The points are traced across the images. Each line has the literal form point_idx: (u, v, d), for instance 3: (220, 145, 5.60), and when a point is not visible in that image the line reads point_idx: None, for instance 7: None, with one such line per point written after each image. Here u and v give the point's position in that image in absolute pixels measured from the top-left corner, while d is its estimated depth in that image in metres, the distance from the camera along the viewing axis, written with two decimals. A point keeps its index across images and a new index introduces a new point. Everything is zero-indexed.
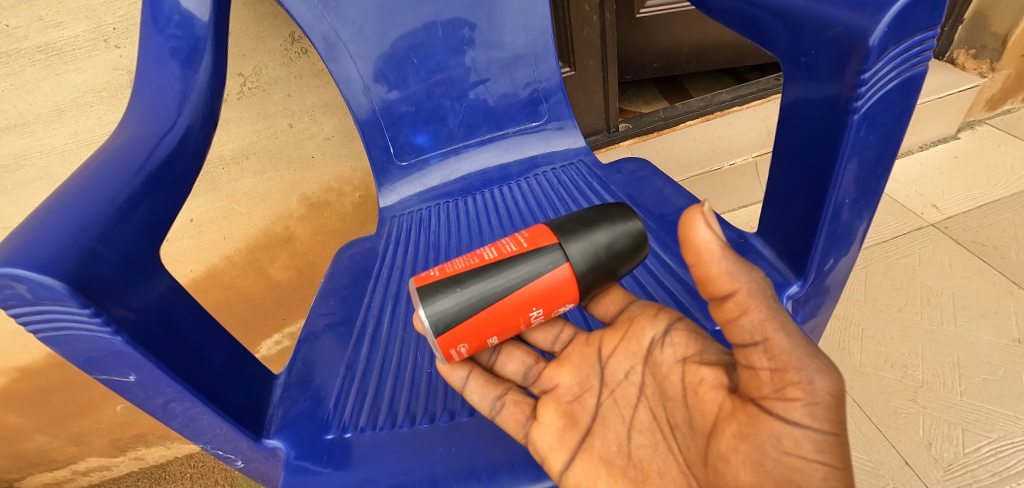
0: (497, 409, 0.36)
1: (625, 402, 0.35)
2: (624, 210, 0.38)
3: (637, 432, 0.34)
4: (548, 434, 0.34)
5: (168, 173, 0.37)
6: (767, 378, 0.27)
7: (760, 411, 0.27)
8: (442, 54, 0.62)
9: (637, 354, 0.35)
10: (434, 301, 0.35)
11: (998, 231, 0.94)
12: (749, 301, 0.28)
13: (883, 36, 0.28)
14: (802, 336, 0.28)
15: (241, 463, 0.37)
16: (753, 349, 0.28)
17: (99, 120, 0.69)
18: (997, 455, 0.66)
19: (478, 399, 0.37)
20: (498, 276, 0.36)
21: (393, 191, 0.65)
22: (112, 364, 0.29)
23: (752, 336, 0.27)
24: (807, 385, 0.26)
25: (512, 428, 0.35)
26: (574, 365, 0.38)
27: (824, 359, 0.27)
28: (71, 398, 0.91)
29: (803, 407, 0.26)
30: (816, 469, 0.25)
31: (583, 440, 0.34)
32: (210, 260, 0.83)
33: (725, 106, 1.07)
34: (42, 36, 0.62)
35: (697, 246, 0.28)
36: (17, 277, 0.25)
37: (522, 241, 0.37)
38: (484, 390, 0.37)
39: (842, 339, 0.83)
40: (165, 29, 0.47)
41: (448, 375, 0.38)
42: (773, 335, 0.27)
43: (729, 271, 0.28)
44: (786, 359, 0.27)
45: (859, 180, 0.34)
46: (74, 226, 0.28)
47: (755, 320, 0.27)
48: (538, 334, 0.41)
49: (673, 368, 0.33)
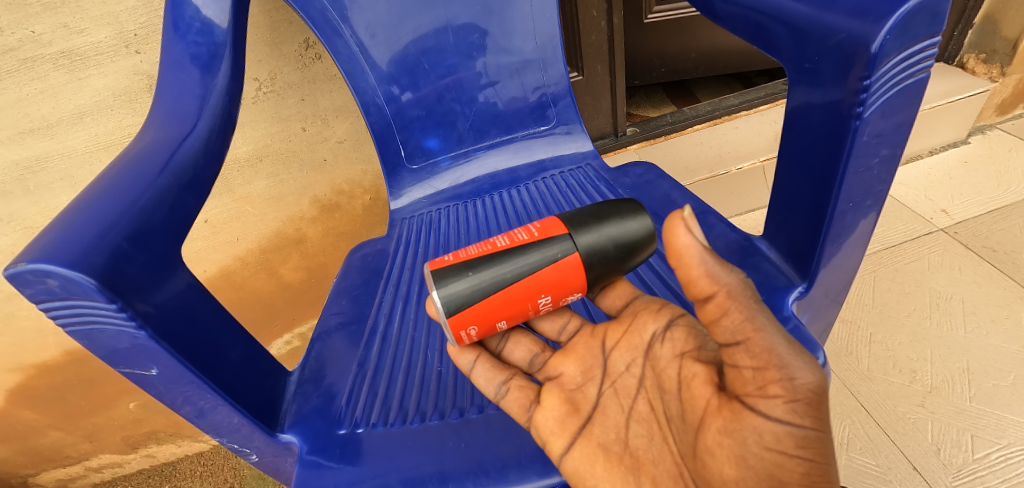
0: (501, 394, 0.37)
1: (625, 393, 0.36)
2: (633, 205, 0.38)
3: (635, 422, 0.34)
4: (549, 419, 0.35)
5: (190, 175, 0.38)
6: (750, 376, 0.27)
7: (743, 408, 0.27)
8: (453, 59, 0.63)
9: (638, 347, 0.36)
10: (447, 282, 0.36)
11: (1009, 236, 0.93)
12: (729, 302, 0.28)
13: (884, 43, 0.28)
14: (784, 334, 0.28)
15: (255, 457, 0.38)
16: (735, 348, 0.28)
17: (119, 124, 0.70)
18: (1006, 462, 0.66)
19: (484, 383, 0.38)
20: (509, 262, 0.37)
21: (403, 193, 0.66)
22: (135, 358, 0.30)
23: (733, 336, 0.28)
24: (788, 382, 0.27)
25: (516, 412, 0.37)
26: (578, 355, 0.39)
27: (806, 357, 0.27)
28: (86, 396, 0.93)
29: (784, 404, 0.27)
30: (797, 464, 0.26)
31: (583, 426, 0.35)
32: (223, 260, 0.85)
33: (733, 109, 1.05)
34: (65, 42, 0.64)
35: (678, 250, 0.29)
36: (49, 272, 0.26)
37: (534, 230, 0.38)
38: (490, 374, 0.38)
39: (849, 344, 0.83)
40: (186, 35, 0.49)
41: (457, 358, 0.39)
42: (754, 335, 0.28)
43: (709, 273, 0.29)
44: (767, 358, 0.27)
45: (862, 183, 0.35)
46: (101, 225, 0.29)
47: (736, 321, 0.28)
48: (546, 323, 0.42)
49: (670, 363, 0.33)
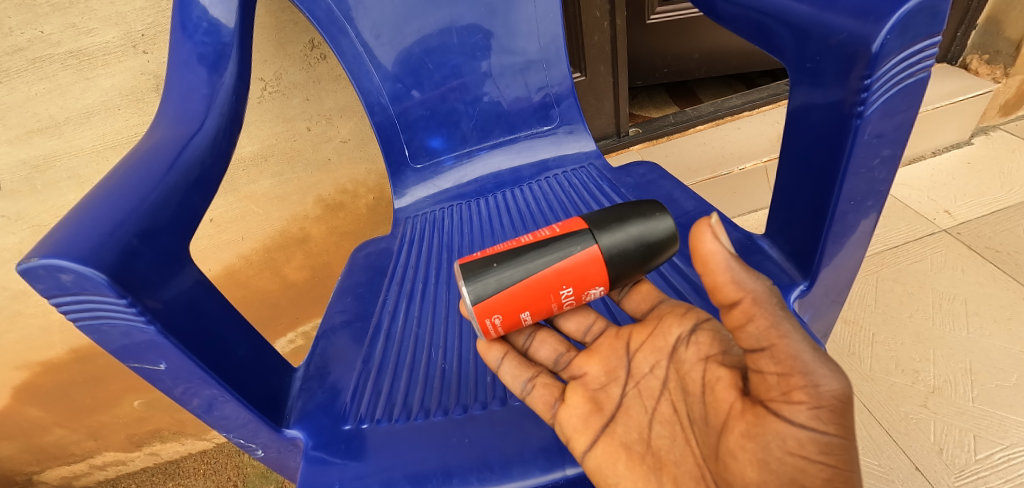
0: (527, 390, 0.37)
1: (648, 394, 0.36)
2: (652, 201, 0.39)
3: (658, 423, 0.34)
4: (574, 416, 0.35)
5: (197, 173, 0.39)
6: (773, 382, 0.28)
7: (767, 412, 0.28)
8: (458, 59, 0.63)
9: (662, 350, 0.36)
10: (471, 272, 0.37)
11: (1013, 237, 0.93)
12: (755, 309, 0.29)
13: (884, 43, 0.29)
14: (810, 340, 0.28)
15: (260, 452, 0.38)
16: (760, 354, 0.29)
17: (126, 123, 0.71)
18: (1009, 462, 0.66)
19: (511, 380, 0.38)
20: (531, 254, 0.38)
21: (407, 193, 0.66)
22: (143, 352, 0.30)
23: (758, 342, 0.29)
24: (813, 388, 0.27)
25: (541, 409, 0.37)
26: (603, 356, 0.39)
27: (831, 364, 0.27)
28: (90, 393, 0.94)
29: (808, 410, 0.27)
30: (820, 470, 0.26)
31: (607, 425, 0.35)
32: (228, 259, 0.86)
33: (735, 110, 1.07)
34: (73, 42, 0.65)
35: (705, 257, 0.30)
36: (63, 268, 0.26)
37: (556, 228, 0.40)
38: (517, 371, 0.39)
39: (851, 344, 0.83)
40: (194, 36, 0.49)
41: (485, 354, 0.40)
42: (779, 341, 0.28)
43: (735, 279, 0.30)
44: (791, 364, 0.28)
45: (863, 183, 0.35)
46: (111, 221, 0.30)
47: (761, 327, 0.29)
48: (572, 324, 0.42)
49: (695, 366, 0.33)
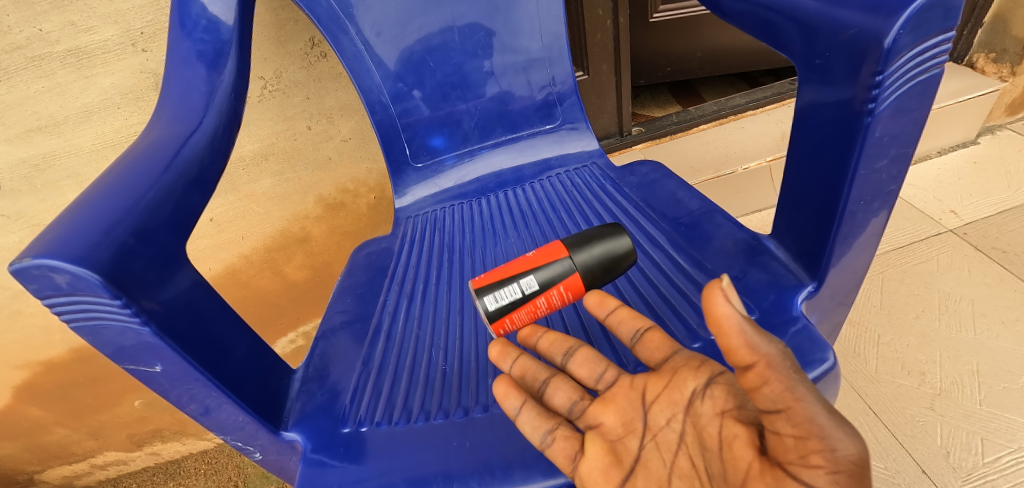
0: (546, 443, 0.34)
1: (666, 447, 0.33)
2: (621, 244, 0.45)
3: (677, 479, 0.31)
4: (594, 471, 0.32)
5: (195, 172, 0.38)
6: (792, 444, 0.26)
7: (787, 476, 0.25)
8: (460, 57, 0.63)
9: (678, 403, 0.33)
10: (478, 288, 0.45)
11: (1020, 237, 0.92)
12: (769, 372, 0.27)
13: (898, 38, 0.28)
14: (823, 400, 0.26)
15: (259, 455, 0.37)
16: (778, 416, 0.26)
17: (126, 122, 0.71)
18: (1018, 466, 0.65)
19: (529, 432, 0.34)
20: None
21: (409, 192, 0.66)
22: (139, 354, 0.30)
23: (775, 404, 0.26)
24: (831, 452, 0.25)
25: (562, 463, 0.33)
26: (618, 406, 0.35)
27: (848, 427, 0.25)
28: (91, 393, 0.93)
29: (826, 475, 0.24)
30: None
31: (625, 479, 0.32)
32: (228, 258, 0.85)
33: (739, 109, 1.07)
34: (73, 40, 0.64)
35: (717, 318, 0.28)
36: (55, 268, 0.26)
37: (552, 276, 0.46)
38: (536, 423, 0.34)
39: (857, 345, 0.82)
40: (192, 33, 0.49)
41: (503, 401, 0.35)
42: (797, 405, 0.26)
43: (748, 343, 0.28)
44: (809, 426, 0.25)
45: (873, 182, 0.34)
46: (106, 221, 0.29)
47: (778, 390, 0.26)
48: (584, 367, 0.38)
49: (711, 421, 0.31)
